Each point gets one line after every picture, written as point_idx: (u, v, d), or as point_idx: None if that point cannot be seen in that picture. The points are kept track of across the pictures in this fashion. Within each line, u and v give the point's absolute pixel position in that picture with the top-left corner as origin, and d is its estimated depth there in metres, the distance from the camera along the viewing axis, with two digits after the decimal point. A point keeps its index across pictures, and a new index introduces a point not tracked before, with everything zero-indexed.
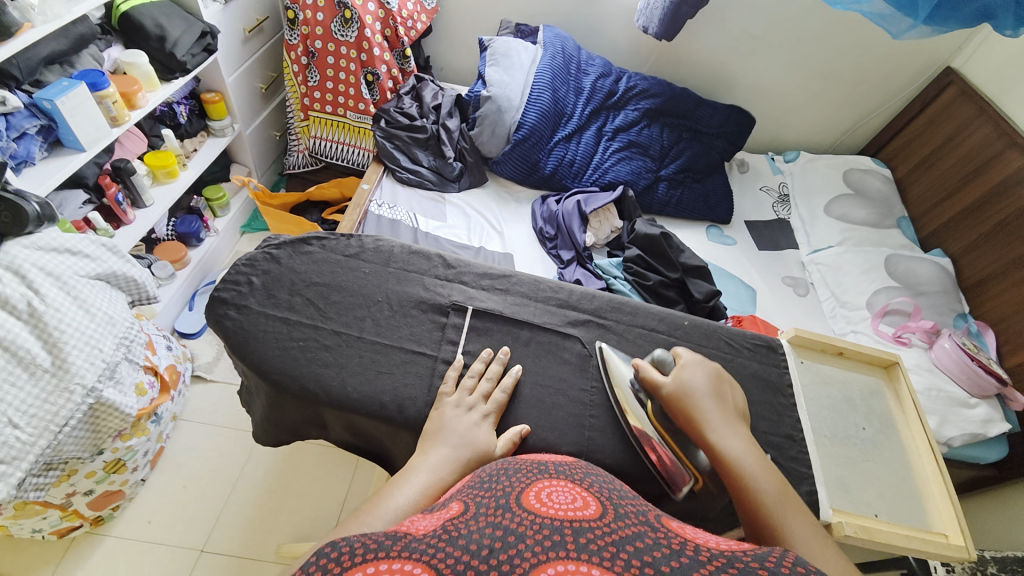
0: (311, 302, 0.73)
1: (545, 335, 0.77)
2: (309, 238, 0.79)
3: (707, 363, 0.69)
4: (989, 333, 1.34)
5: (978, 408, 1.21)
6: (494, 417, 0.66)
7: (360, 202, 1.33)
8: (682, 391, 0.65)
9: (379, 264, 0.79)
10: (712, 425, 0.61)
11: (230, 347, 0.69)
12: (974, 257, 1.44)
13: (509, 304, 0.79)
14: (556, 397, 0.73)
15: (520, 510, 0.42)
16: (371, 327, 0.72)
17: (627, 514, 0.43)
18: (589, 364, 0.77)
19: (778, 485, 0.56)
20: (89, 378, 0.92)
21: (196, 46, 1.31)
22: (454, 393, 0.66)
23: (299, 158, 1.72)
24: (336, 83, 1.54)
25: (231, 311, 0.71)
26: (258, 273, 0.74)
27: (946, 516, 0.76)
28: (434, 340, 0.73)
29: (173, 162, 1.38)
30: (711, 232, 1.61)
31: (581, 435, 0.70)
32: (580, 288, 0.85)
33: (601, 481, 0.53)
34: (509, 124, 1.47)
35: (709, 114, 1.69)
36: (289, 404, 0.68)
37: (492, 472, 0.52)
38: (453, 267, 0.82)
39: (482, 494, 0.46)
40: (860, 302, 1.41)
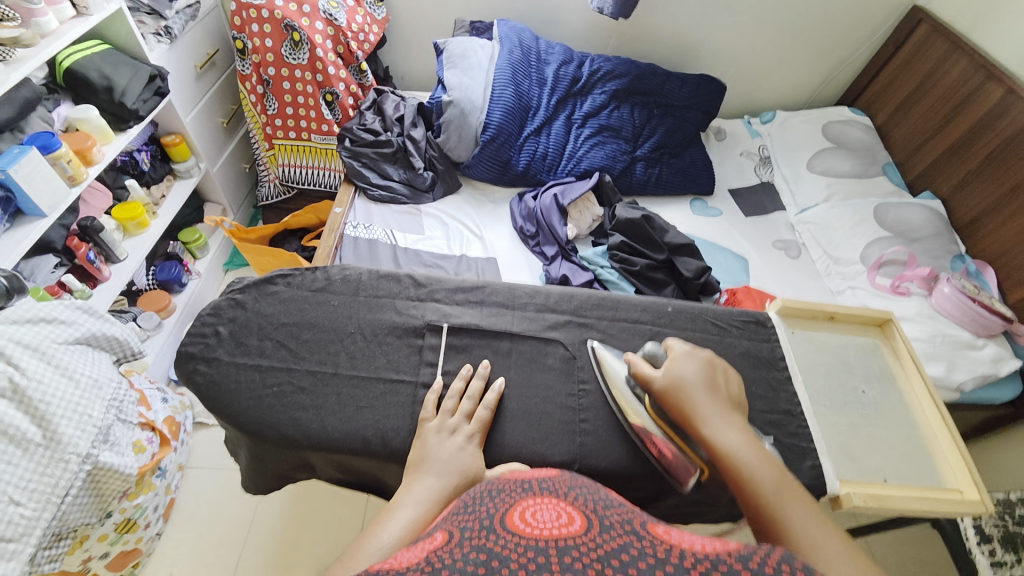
0: (282, 345, 0.71)
1: (527, 342, 0.76)
2: (273, 276, 0.77)
3: (698, 352, 0.67)
4: (988, 271, 1.31)
5: (986, 348, 1.18)
6: (478, 437, 0.64)
7: (334, 226, 1.31)
8: (673, 384, 0.63)
9: (349, 293, 0.77)
10: (707, 417, 0.59)
11: (204, 403, 0.67)
12: (965, 195, 1.41)
13: (487, 316, 0.77)
14: (544, 405, 0.71)
15: (503, 534, 0.39)
16: (346, 361, 0.70)
17: (613, 526, 0.41)
18: (575, 367, 0.75)
19: (774, 474, 0.53)
20: (83, 445, 0.91)
21: (146, 91, 1.28)
22: (434, 418, 0.65)
23: (270, 188, 1.70)
24: (296, 109, 1.52)
25: (202, 365, 0.69)
26: (224, 321, 0.73)
27: (958, 472, 0.74)
28: (412, 364, 0.71)
29: (142, 212, 1.36)
30: (695, 206, 1.58)
31: (574, 442, 0.69)
32: (559, 289, 0.83)
33: (587, 493, 0.51)
34: (475, 126, 1.44)
35: (678, 86, 1.66)
36: (271, 452, 0.66)
37: (477, 495, 0.50)
38: (425, 286, 0.80)
39: (465, 519, 0.44)
40: (853, 257, 1.38)
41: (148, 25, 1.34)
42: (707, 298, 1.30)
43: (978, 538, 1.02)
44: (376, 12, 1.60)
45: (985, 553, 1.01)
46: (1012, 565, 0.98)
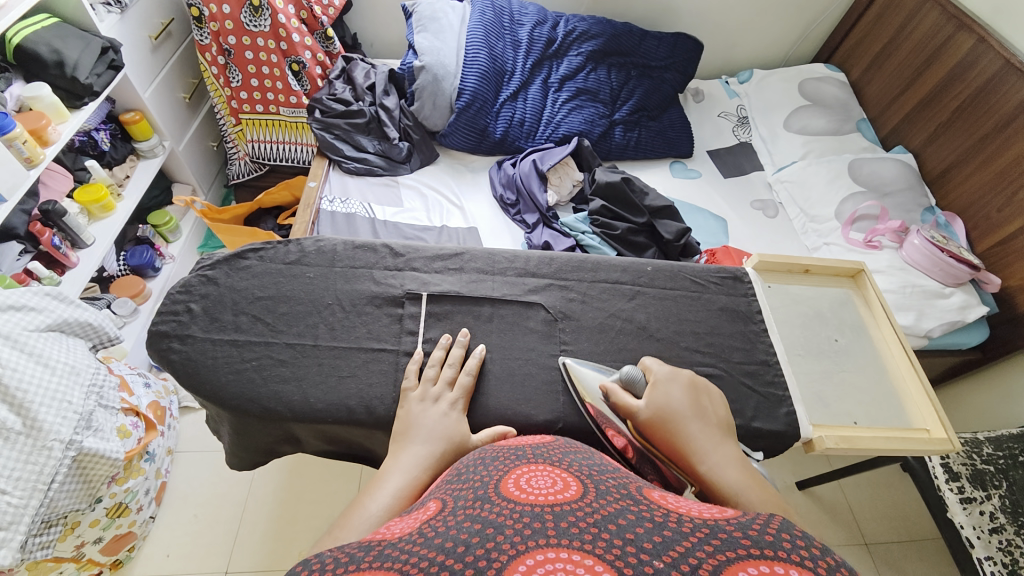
0: (259, 319, 0.70)
1: (507, 307, 0.76)
2: (245, 251, 0.75)
3: (681, 378, 0.66)
4: (957, 221, 1.34)
5: (953, 297, 1.23)
6: (462, 403, 0.65)
7: (309, 201, 1.28)
8: (663, 414, 0.61)
9: (325, 265, 0.76)
10: (702, 453, 0.57)
11: (182, 381, 0.66)
12: (935, 148, 1.44)
13: (466, 282, 0.77)
14: (527, 367, 0.72)
15: (499, 500, 0.42)
16: (326, 333, 0.70)
17: (609, 491, 0.44)
18: (556, 329, 0.76)
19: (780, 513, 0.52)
20: (66, 432, 0.90)
21: (99, 64, 1.21)
22: (417, 387, 0.65)
23: (241, 166, 1.63)
24: (262, 80, 1.45)
25: (176, 343, 0.68)
26: (196, 298, 0.71)
27: (925, 413, 0.78)
28: (393, 333, 0.71)
29: (106, 194, 1.30)
30: (674, 168, 1.58)
31: (557, 402, 0.70)
32: (538, 254, 0.83)
33: (580, 459, 0.54)
34: (449, 93, 1.40)
35: (655, 46, 1.63)
36: (255, 426, 0.66)
37: (472, 463, 0.53)
38: (402, 255, 0.79)
39: (459, 488, 0.46)
40: (828, 213, 1.41)
41: None
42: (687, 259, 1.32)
43: (947, 477, 1.06)
44: None
45: (955, 491, 1.04)
46: (979, 500, 1.04)
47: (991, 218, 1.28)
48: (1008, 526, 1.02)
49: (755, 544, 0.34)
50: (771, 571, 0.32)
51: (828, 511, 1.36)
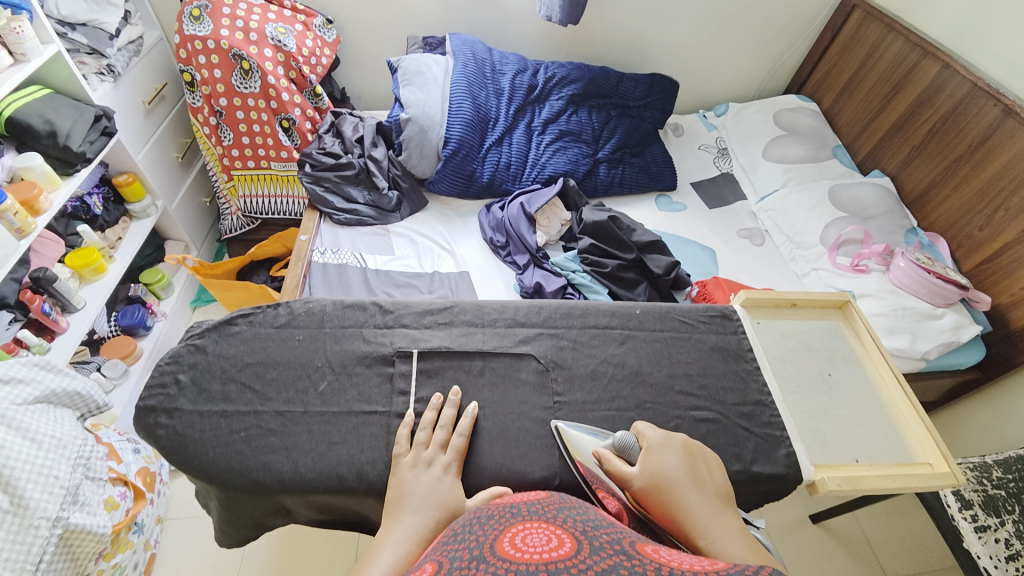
0: (247, 387, 0.69)
1: (498, 359, 0.75)
2: (234, 316, 0.75)
3: (676, 443, 0.63)
4: (940, 241, 1.37)
5: (945, 317, 1.23)
6: (455, 466, 0.64)
7: (300, 254, 1.28)
8: (660, 484, 0.58)
9: (314, 327, 0.75)
10: (703, 527, 0.54)
11: (169, 458, 0.64)
12: (911, 171, 1.48)
13: (456, 336, 0.77)
14: (521, 422, 0.71)
15: (494, 560, 0.41)
16: (316, 398, 0.69)
17: (603, 547, 0.43)
18: (548, 379, 0.75)
19: None
20: (53, 509, 0.87)
21: (92, 131, 1.25)
22: (408, 453, 0.64)
23: (233, 221, 1.65)
24: (252, 138, 1.49)
25: (163, 418, 0.66)
26: (184, 368, 0.70)
27: (927, 445, 0.77)
28: (384, 394, 0.70)
29: (98, 257, 1.31)
30: (660, 202, 1.61)
31: (553, 456, 0.69)
32: (527, 302, 0.83)
33: (575, 513, 0.53)
34: (435, 142, 1.44)
35: (632, 86, 1.70)
36: (243, 501, 0.64)
37: (467, 523, 0.52)
38: (391, 311, 0.79)
39: (454, 549, 0.45)
40: (813, 240, 1.43)
41: (89, 65, 1.29)
42: (678, 293, 1.33)
43: (960, 505, 1.03)
44: (327, 34, 1.58)
45: (968, 519, 1.02)
46: (994, 528, 1.01)
47: (974, 236, 1.30)
48: None
49: None
50: None
51: (843, 544, 1.31)
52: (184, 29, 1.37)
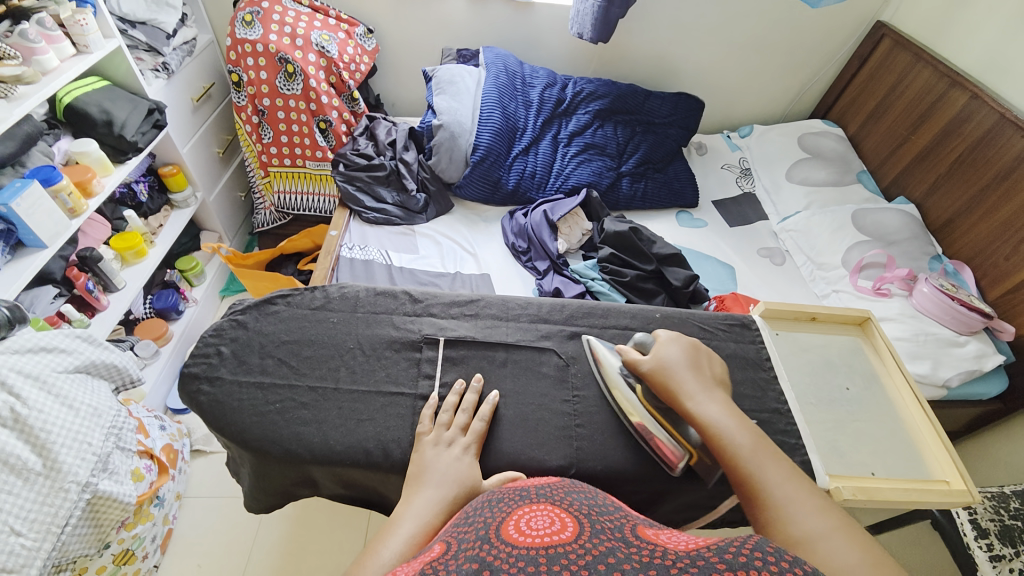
0: (284, 362, 0.73)
1: (521, 352, 0.78)
2: (273, 297, 0.79)
3: (683, 338, 0.72)
4: (966, 270, 1.36)
5: (969, 345, 1.22)
6: (475, 447, 0.66)
7: (330, 248, 1.33)
8: (661, 369, 0.68)
9: (347, 310, 0.79)
10: (690, 393, 0.64)
11: (208, 422, 0.68)
12: (937, 198, 1.47)
13: (481, 328, 0.80)
14: (540, 413, 0.73)
15: (498, 543, 0.44)
16: (347, 377, 0.72)
17: (602, 532, 0.48)
18: (567, 374, 0.77)
19: (754, 440, 0.58)
20: (83, 474, 0.92)
21: (144, 123, 1.33)
22: (430, 431, 0.66)
23: (266, 215, 1.72)
24: (291, 137, 1.56)
25: (205, 385, 0.70)
26: (226, 341, 0.74)
27: (943, 464, 0.77)
28: (410, 377, 0.73)
29: (140, 241, 1.38)
30: (681, 218, 1.65)
31: (570, 446, 0.71)
32: (549, 301, 0.86)
33: (582, 499, 0.58)
34: (465, 148, 1.49)
35: (658, 104, 1.73)
36: (274, 468, 0.67)
37: (478, 507, 0.54)
38: (420, 301, 0.82)
39: (462, 530, 0.49)
40: (835, 261, 1.44)
41: (146, 61, 1.39)
42: (697, 306, 1.35)
43: (976, 533, 1.01)
44: (367, 43, 1.66)
45: (984, 548, 1.00)
46: (1009, 558, 0.98)
47: (999, 266, 1.29)
48: None
49: (728, 566, 0.39)
50: None
51: None
52: (236, 32, 1.45)
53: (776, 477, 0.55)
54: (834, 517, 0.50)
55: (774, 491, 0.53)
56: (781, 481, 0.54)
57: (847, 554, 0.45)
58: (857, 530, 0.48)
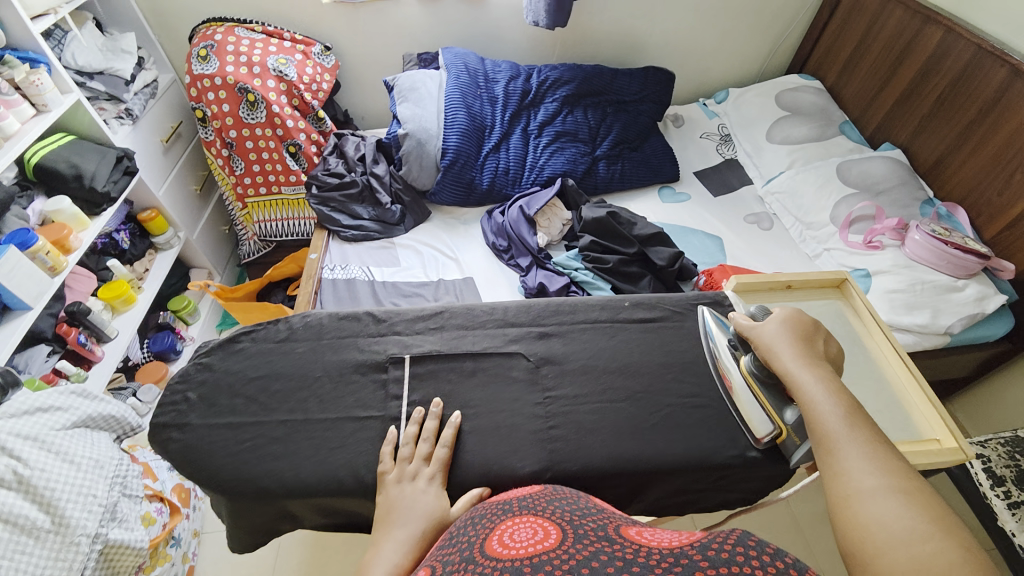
0: (252, 399, 0.72)
1: (489, 360, 0.77)
2: (237, 334, 0.79)
3: (797, 314, 0.71)
4: (960, 211, 1.31)
5: (968, 289, 1.18)
6: (440, 477, 0.65)
7: (311, 272, 1.33)
8: (761, 342, 0.70)
9: (313, 339, 0.79)
10: (787, 359, 0.66)
11: (182, 469, 0.68)
12: (922, 141, 1.43)
13: (447, 339, 0.79)
14: (512, 419, 0.72)
15: (482, 560, 0.45)
16: (316, 406, 0.72)
17: (586, 535, 0.48)
18: (537, 376, 0.76)
19: (848, 407, 0.60)
20: (92, 526, 0.94)
21: (115, 172, 1.34)
22: (393, 471, 0.65)
23: (250, 246, 1.73)
24: (262, 165, 1.56)
25: (175, 433, 0.70)
26: (193, 386, 0.74)
27: (933, 422, 0.75)
28: (379, 399, 0.73)
29: (127, 287, 1.40)
30: (663, 194, 1.62)
31: (544, 450, 0.70)
32: (516, 302, 0.85)
33: (564, 505, 0.57)
34: (434, 153, 1.48)
35: (627, 82, 1.69)
36: (250, 507, 0.67)
37: (462, 526, 0.55)
38: (384, 319, 0.82)
39: (447, 554, 0.49)
40: (823, 219, 1.40)
41: (109, 110, 1.39)
42: (686, 283, 1.33)
43: (992, 482, 0.99)
44: (326, 60, 1.64)
45: (1002, 496, 0.97)
46: None
47: (993, 202, 1.25)
48: None
49: (711, 564, 0.41)
50: None
51: None
52: (193, 68, 1.45)
53: (852, 439, 0.57)
54: (902, 481, 0.52)
55: (844, 453, 0.56)
56: (855, 444, 0.56)
57: (898, 513, 0.48)
58: (923, 494, 0.50)
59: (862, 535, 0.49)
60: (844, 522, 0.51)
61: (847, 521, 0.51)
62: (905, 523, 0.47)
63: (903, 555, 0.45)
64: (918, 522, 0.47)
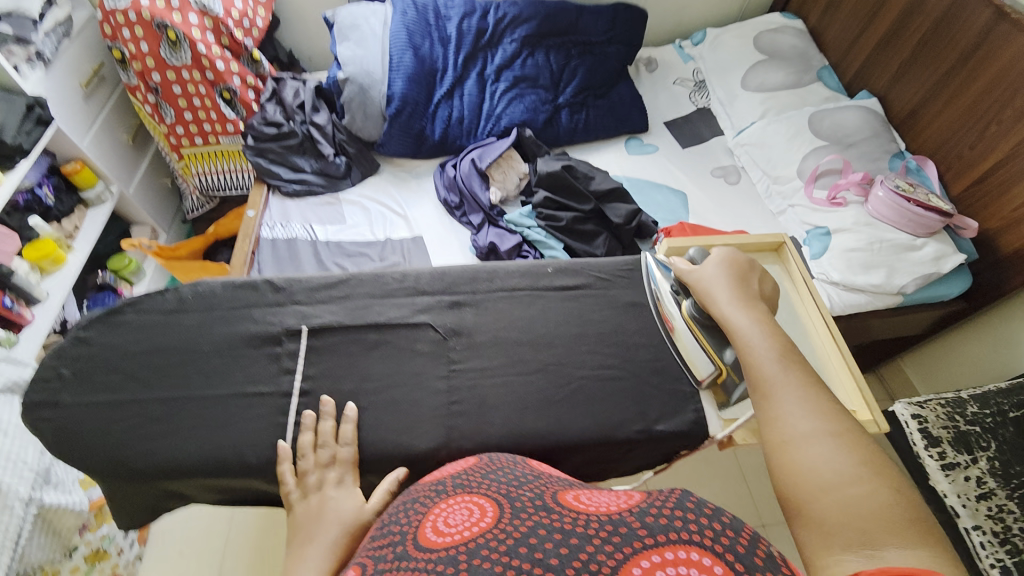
0: (131, 376, 0.69)
1: (394, 331, 0.74)
2: (119, 305, 0.73)
3: (733, 253, 0.70)
4: (929, 163, 1.25)
5: (926, 247, 1.15)
6: (351, 476, 0.64)
7: (248, 231, 1.25)
8: (699, 283, 0.69)
9: (203, 310, 0.74)
10: (724, 302, 0.65)
11: (54, 450, 0.65)
12: (898, 90, 1.34)
13: (351, 310, 0.75)
14: (412, 394, 0.70)
15: (415, 553, 0.42)
16: (200, 383, 0.69)
17: (524, 507, 0.46)
18: (444, 348, 0.74)
19: (782, 350, 0.60)
20: (26, 490, 0.93)
21: (26, 122, 1.22)
22: (297, 490, 0.62)
23: (193, 200, 1.63)
24: (194, 113, 1.44)
25: (46, 412, 0.66)
26: (68, 361, 0.69)
27: (851, 393, 0.76)
28: (271, 374, 0.70)
29: (55, 247, 1.32)
30: (630, 145, 1.53)
31: (442, 427, 0.68)
32: (431, 269, 0.80)
33: (500, 477, 0.55)
34: (378, 100, 1.36)
35: (593, 20, 1.55)
36: (128, 487, 0.65)
37: (394, 511, 0.52)
38: (284, 288, 0.76)
39: (378, 547, 0.46)
40: (790, 172, 1.33)
41: (18, 54, 1.24)
42: (644, 241, 1.28)
43: (927, 443, 1.00)
44: None
45: (934, 457, 0.99)
46: (964, 465, 0.98)
47: (964, 156, 1.19)
48: (999, 490, 0.96)
49: (649, 531, 0.41)
50: (685, 555, 0.39)
51: None
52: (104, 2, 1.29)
53: (788, 384, 0.56)
54: (834, 423, 0.52)
55: (780, 399, 0.56)
56: (790, 389, 0.56)
57: (832, 456, 0.49)
58: (852, 436, 0.51)
59: (794, 480, 0.50)
60: (780, 467, 0.52)
61: (782, 467, 0.51)
62: (838, 466, 0.48)
63: (837, 501, 0.46)
64: (850, 466, 0.48)
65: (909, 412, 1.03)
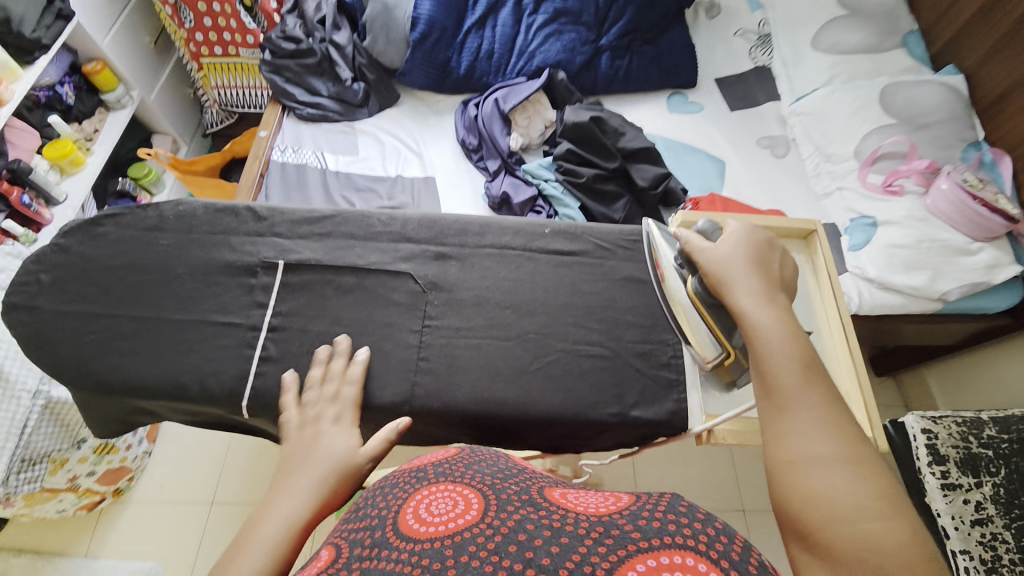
0: (105, 290, 0.70)
1: (372, 277, 0.72)
2: (99, 217, 0.73)
3: (753, 232, 0.62)
4: (1006, 160, 1.09)
5: (981, 253, 1.03)
6: (352, 413, 0.63)
7: (258, 151, 1.21)
8: (714, 264, 0.61)
9: (181, 232, 0.73)
10: (741, 292, 0.57)
11: (30, 352, 0.67)
12: (994, 67, 1.15)
13: (331, 249, 0.73)
14: (381, 344, 0.69)
15: (398, 542, 0.40)
16: (172, 305, 0.69)
17: (510, 499, 0.44)
18: (421, 302, 0.71)
19: (802, 354, 0.52)
20: (31, 382, 0.97)
21: (46, 15, 1.18)
22: (296, 417, 0.62)
23: (212, 114, 1.59)
24: (214, 19, 1.36)
25: (24, 314, 0.68)
26: (47, 268, 0.70)
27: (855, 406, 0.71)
28: (243, 306, 0.70)
29: (73, 148, 1.31)
30: (672, 101, 1.39)
31: (407, 382, 0.67)
32: (419, 215, 0.76)
33: (483, 466, 0.52)
34: (403, 23, 1.28)
35: None
36: (95, 399, 0.67)
37: (371, 496, 0.49)
38: (265, 218, 0.74)
39: (356, 530, 0.43)
40: (846, 151, 1.19)
41: None
42: (669, 210, 1.19)
43: (930, 459, 0.94)
44: None
45: (937, 475, 0.93)
46: (965, 488, 0.93)
47: None
48: (996, 518, 0.91)
49: (642, 534, 0.39)
50: (680, 560, 0.36)
51: None
52: None
53: (803, 399, 0.50)
54: (853, 447, 0.46)
55: (792, 412, 0.50)
56: (805, 403, 0.50)
57: (847, 484, 0.44)
58: (870, 463, 0.45)
59: (802, 505, 0.44)
60: (783, 487, 0.46)
61: (786, 489, 0.46)
62: (852, 497, 0.43)
63: (848, 537, 0.41)
64: (865, 498, 0.43)
65: (919, 426, 0.97)
